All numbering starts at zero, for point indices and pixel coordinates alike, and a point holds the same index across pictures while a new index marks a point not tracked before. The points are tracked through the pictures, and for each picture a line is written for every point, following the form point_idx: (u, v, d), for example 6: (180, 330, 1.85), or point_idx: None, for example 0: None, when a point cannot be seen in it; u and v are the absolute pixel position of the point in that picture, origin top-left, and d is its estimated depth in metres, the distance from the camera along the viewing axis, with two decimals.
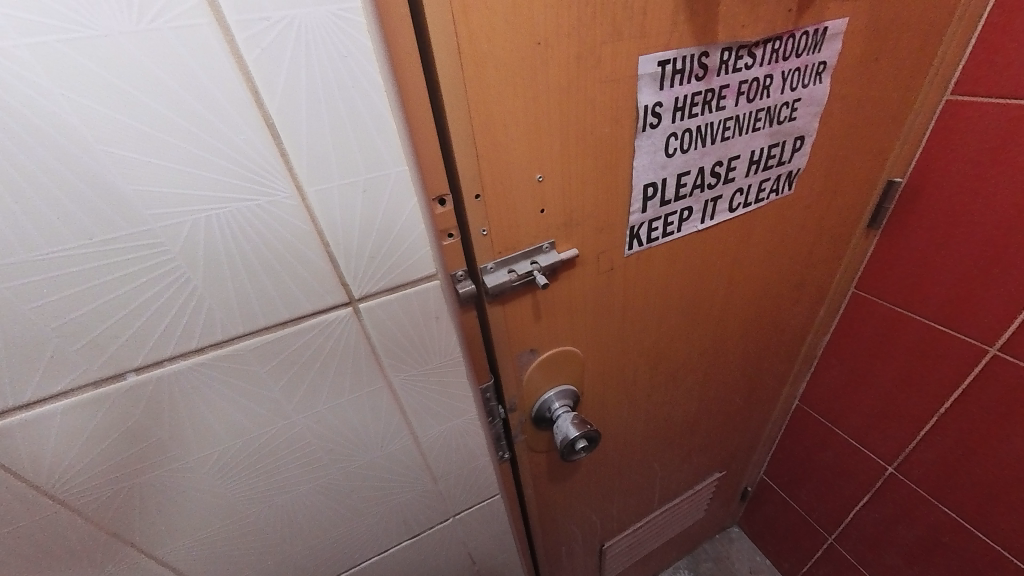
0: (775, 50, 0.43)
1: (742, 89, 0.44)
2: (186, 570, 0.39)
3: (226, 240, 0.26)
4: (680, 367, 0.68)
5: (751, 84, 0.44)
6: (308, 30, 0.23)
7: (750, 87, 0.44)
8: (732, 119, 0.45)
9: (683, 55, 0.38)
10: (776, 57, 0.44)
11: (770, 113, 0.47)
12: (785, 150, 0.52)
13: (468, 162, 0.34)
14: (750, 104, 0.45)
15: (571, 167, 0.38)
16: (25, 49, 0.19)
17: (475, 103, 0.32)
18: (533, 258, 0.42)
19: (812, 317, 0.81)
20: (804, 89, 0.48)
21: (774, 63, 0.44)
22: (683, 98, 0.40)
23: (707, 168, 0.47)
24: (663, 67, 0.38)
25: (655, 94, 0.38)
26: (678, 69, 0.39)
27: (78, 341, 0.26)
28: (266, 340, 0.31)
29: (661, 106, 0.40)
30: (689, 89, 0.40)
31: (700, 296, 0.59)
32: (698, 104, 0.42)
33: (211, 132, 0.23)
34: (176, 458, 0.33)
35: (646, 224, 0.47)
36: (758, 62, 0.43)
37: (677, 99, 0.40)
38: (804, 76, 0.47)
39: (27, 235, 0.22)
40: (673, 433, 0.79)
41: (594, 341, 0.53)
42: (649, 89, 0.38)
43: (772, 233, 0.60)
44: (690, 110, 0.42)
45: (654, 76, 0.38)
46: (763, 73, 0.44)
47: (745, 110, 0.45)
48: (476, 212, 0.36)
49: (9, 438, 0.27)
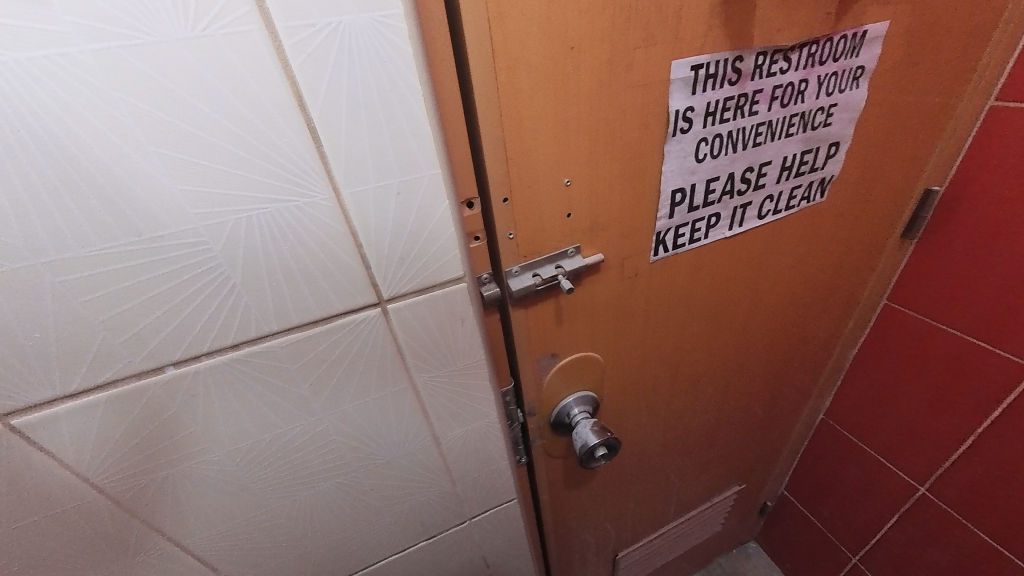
0: (811, 55, 0.42)
1: (776, 94, 0.43)
2: (211, 560, 0.40)
3: (265, 240, 0.27)
4: (701, 377, 0.66)
5: (786, 89, 0.43)
6: (351, 36, 0.23)
7: (785, 91, 0.43)
8: (764, 124, 0.44)
9: (716, 59, 0.37)
10: (812, 61, 0.43)
11: (804, 118, 0.46)
12: (818, 156, 0.51)
13: (497, 166, 0.34)
14: (784, 109, 0.44)
15: (599, 172, 0.38)
16: (89, 55, 0.20)
17: (507, 107, 0.32)
18: (558, 262, 0.41)
19: (840, 328, 0.79)
20: (840, 94, 0.47)
21: (810, 68, 0.43)
22: (715, 103, 0.40)
23: (737, 174, 0.46)
24: (695, 72, 0.37)
25: (687, 98, 0.38)
26: (711, 73, 0.38)
27: (123, 335, 0.27)
28: (297, 339, 0.31)
29: (692, 111, 0.39)
30: (721, 94, 0.40)
31: (724, 304, 0.58)
32: (730, 109, 0.41)
33: (256, 136, 0.24)
34: (208, 451, 0.34)
35: (673, 229, 0.46)
36: (794, 66, 0.42)
37: (708, 104, 0.40)
38: (841, 81, 0.46)
39: (82, 232, 0.23)
40: (691, 443, 0.77)
41: (615, 346, 0.52)
42: (680, 94, 0.38)
43: (801, 240, 0.58)
44: (721, 115, 0.41)
45: (686, 81, 0.37)
46: (798, 77, 0.43)
47: (779, 115, 0.44)
48: (504, 216, 0.36)
49: (58, 424, 0.28)
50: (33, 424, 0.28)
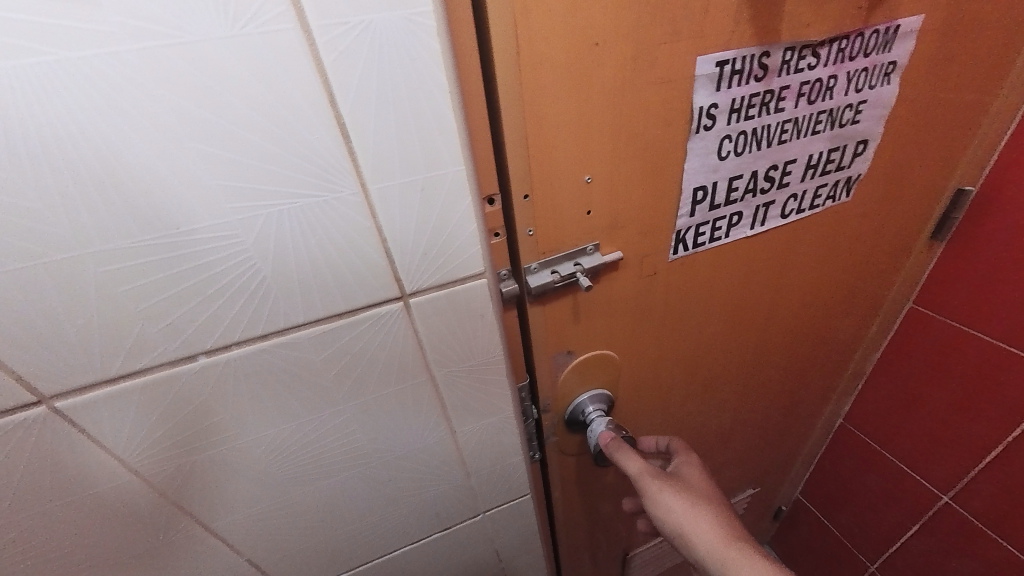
0: (840, 50, 0.41)
1: (803, 90, 0.42)
2: (237, 543, 0.41)
3: (295, 234, 0.28)
4: (717, 378, 0.66)
5: (813, 85, 0.42)
6: (382, 34, 0.24)
7: (812, 88, 0.42)
8: (790, 121, 0.43)
9: (742, 55, 0.37)
10: (841, 56, 0.42)
11: (831, 115, 0.45)
12: (845, 154, 0.49)
13: (519, 163, 0.34)
14: (811, 106, 0.43)
15: (621, 170, 0.38)
16: (135, 53, 0.21)
17: (529, 104, 0.32)
18: (576, 260, 0.41)
19: (862, 331, 0.77)
20: (870, 90, 0.45)
21: (839, 63, 0.42)
22: (740, 100, 0.39)
23: (760, 172, 0.45)
24: (721, 68, 0.37)
25: (711, 95, 0.38)
26: (737, 69, 0.37)
27: (159, 324, 0.28)
28: (322, 331, 0.32)
29: (716, 108, 0.39)
30: (746, 90, 0.39)
31: (744, 304, 0.57)
32: (756, 106, 0.40)
33: (289, 132, 0.25)
34: (235, 438, 0.35)
35: (693, 228, 0.45)
36: (822, 62, 0.41)
37: (733, 101, 0.39)
38: (871, 77, 0.45)
39: (124, 224, 0.24)
40: (705, 445, 0.76)
41: (631, 345, 0.52)
42: (704, 91, 0.37)
43: (824, 241, 0.57)
44: (746, 112, 0.40)
45: (711, 77, 0.37)
46: (827, 73, 0.42)
47: (805, 112, 0.43)
48: (524, 213, 0.37)
49: (98, 408, 0.30)
50: (76, 407, 0.29)
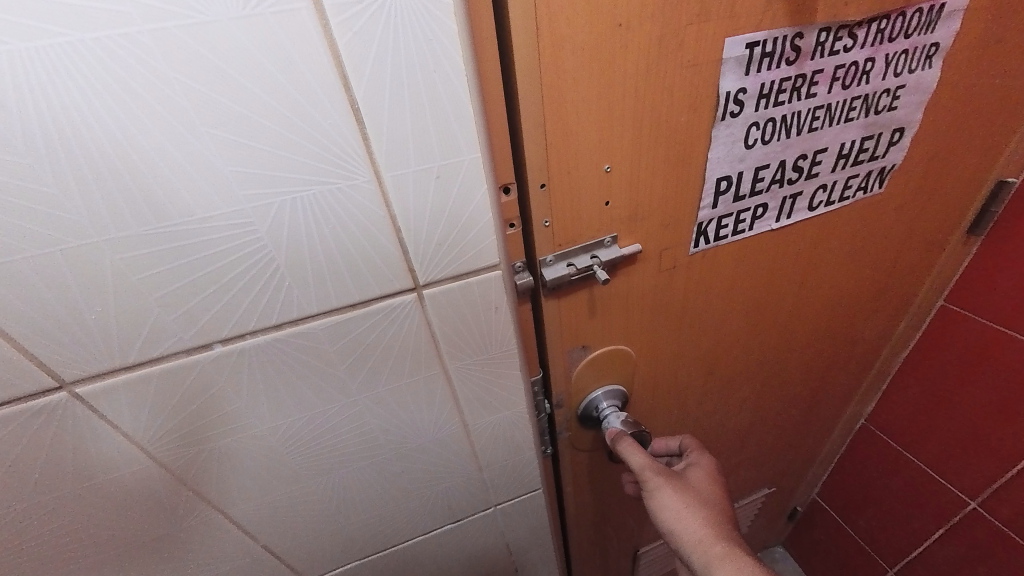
0: (880, 30, 0.39)
1: (837, 75, 0.40)
2: (251, 529, 0.42)
3: (309, 223, 0.27)
4: (735, 377, 0.64)
5: (849, 69, 0.40)
6: (398, 13, 0.23)
7: (847, 72, 0.40)
8: (823, 107, 0.41)
9: (774, 36, 0.35)
10: (880, 38, 0.39)
11: (867, 101, 0.43)
12: (880, 143, 0.47)
13: (537, 151, 0.33)
14: (845, 91, 0.41)
15: (642, 159, 0.37)
16: (147, 35, 0.20)
17: (549, 89, 0.31)
18: (593, 252, 0.40)
19: (889, 330, 0.74)
20: (910, 75, 0.43)
21: (877, 45, 0.40)
22: (769, 85, 0.37)
23: (788, 162, 0.43)
24: (751, 50, 0.35)
25: (739, 79, 0.36)
26: (768, 52, 0.35)
27: (174, 312, 0.28)
28: (336, 321, 0.32)
29: (745, 93, 0.37)
30: (777, 74, 0.37)
31: (766, 300, 0.55)
32: (786, 91, 0.38)
33: (302, 117, 0.24)
34: (250, 426, 0.35)
35: (716, 220, 0.44)
36: (859, 44, 0.39)
37: (762, 86, 0.37)
38: (911, 60, 0.42)
39: (139, 210, 0.24)
40: (722, 443, 0.75)
41: (647, 340, 0.51)
42: (732, 74, 0.35)
43: (853, 236, 0.55)
44: (775, 97, 0.38)
45: (740, 60, 0.35)
46: (864, 56, 0.40)
47: (839, 98, 0.41)
48: (541, 203, 0.36)
49: (116, 394, 0.30)
50: (95, 393, 0.29)
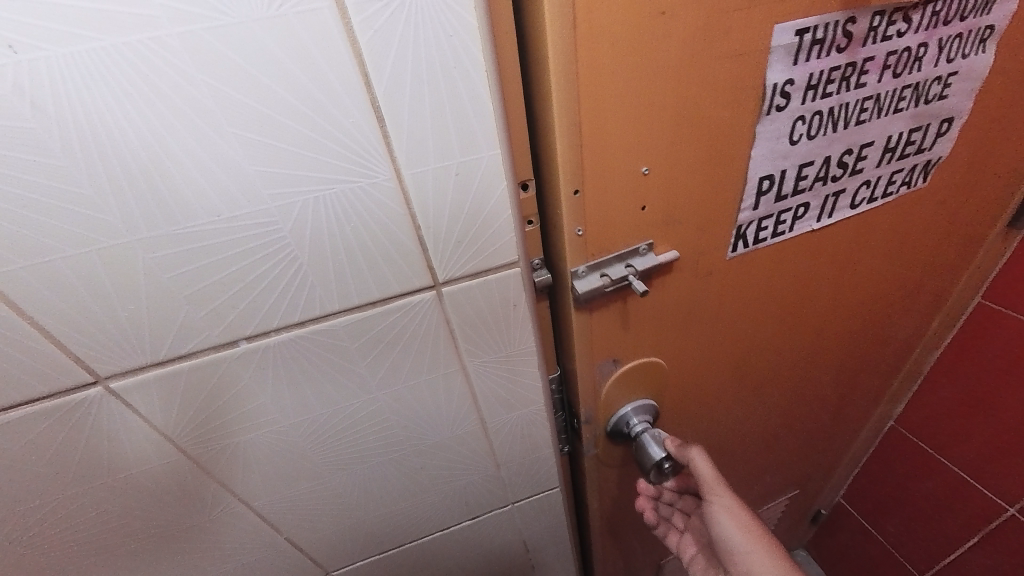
0: (935, 13, 0.37)
1: (888, 62, 0.38)
2: (275, 522, 0.43)
3: (331, 221, 0.27)
4: (764, 383, 0.62)
5: (900, 56, 0.38)
6: (418, 9, 0.22)
7: (898, 59, 0.38)
8: (871, 98, 0.39)
9: (825, 22, 0.34)
10: (935, 21, 0.37)
11: (917, 91, 0.41)
12: (927, 135, 0.45)
13: (571, 152, 0.32)
14: (896, 80, 0.39)
15: (677, 158, 0.36)
16: (175, 37, 0.21)
17: (586, 87, 0.29)
18: (627, 261, 0.39)
19: (923, 330, 0.71)
20: (962, 60, 0.41)
21: (931, 29, 0.38)
22: (818, 75, 0.36)
23: (833, 158, 0.42)
24: (800, 38, 0.33)
25: (787, 69, 0.35)
26: (818, 39, 0.34)
27: (203, 309, 0.29)
28: (357, 318, 0.32)
29: (792, 84, 0.36)
30: (826, 63, 0.36)
31: (799, 302, 0.53)
32: (835, 81, 0.37)
33: (324, 116, 0.24)
34: (274, 421, 0.36)
35: (756, 222, 0.43)
36: (914, 28, 0.37)
37: (811, 76, 0.36)
38: (965, 44, 0.40)
39: (168, 211, 0.25)
40: (749, 448, 0.73)
41: (678, 347, 0.49)
42: (780, 65, 0.34)
43: (889, 237, 0.53)
44: (823, 88, 0.37)
45: (788, 48, 0.34)
46: (917, 41, 0.38)
47: (889, 87, 0.39)
48: (574, 208, 0.34)
49: (148, 389, 0.31)
50: (128, 388, 0.30)
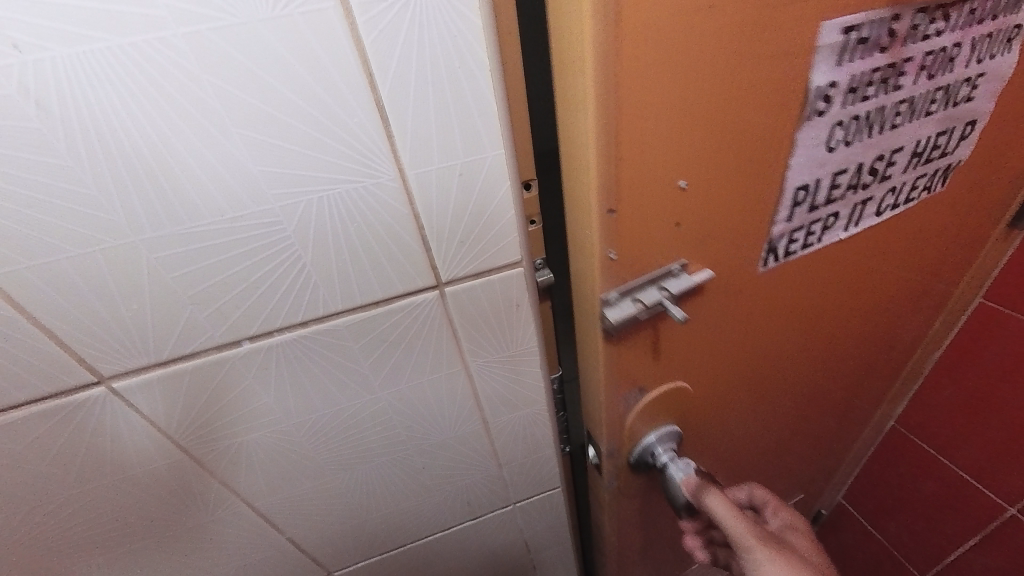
0: (971, 11, 0.36)
1: (925, 63, 0.37)
2: (277, 522, 0.43)
3: (334, 221, 0.28)
4: (778, 391, 0.61)
5: (937, 56, 0.37)
6: (422, 9, 0.23)
7: (934, 59, 0.37)
8: (906, 101, 0.38)
9: (870, 19, 0.32)
10: (970, 20, 0.36)
11: (948, 93, 0.40)
12: (952, 138, 0.45)
13: (607, 169, 0.29)
14: (930, 81, 0.38)
15: (716, 174, 0.33)
16: (181, 37, 0.21)
17: (626, 97, 0.27)
18: (661, 283, 0.37)
19: (926, 330, 0.71)
20: (990, 60, 0.40)
21: (966, 29, 0.37)
22: (859, 76, 0.34)
23: (866, 166, 0.41)
24: (846, 35, 0.31)
25: (831, 71, 0.32)
26: (863, 37, 0.32)
27: (207, 309, 0.29)
28: (360, 318, 0.32)
29: (834, 87, 0.33)
30: (869, 63, 0.34)
31: (815, 309, 0.52)
32: (874, 83, 0.35)
33: (330, 116, 0.24)
34: (277, 421, 0.36)
35: (788, 235, 0.41)
36: (951, 27, 0.36)
37: (852, 78, 0.34)
38: (994, 44, 0.39)
39: (172, 211, 0.25)
40: (762, 455, 0.72)
41: (702, 364, 0.47)
42: (825, 65, 0.32)
43: (901, 240, 0.52)
44: (863, 91, 0.35)
45: (834, 47, 0.31)
46: (953, 41, 0.37)
47: (923, 89, 0.38)
48: (607, 228, 0.32)
49: (152, 389, 0.31)
50: (132, 389, 0.30)
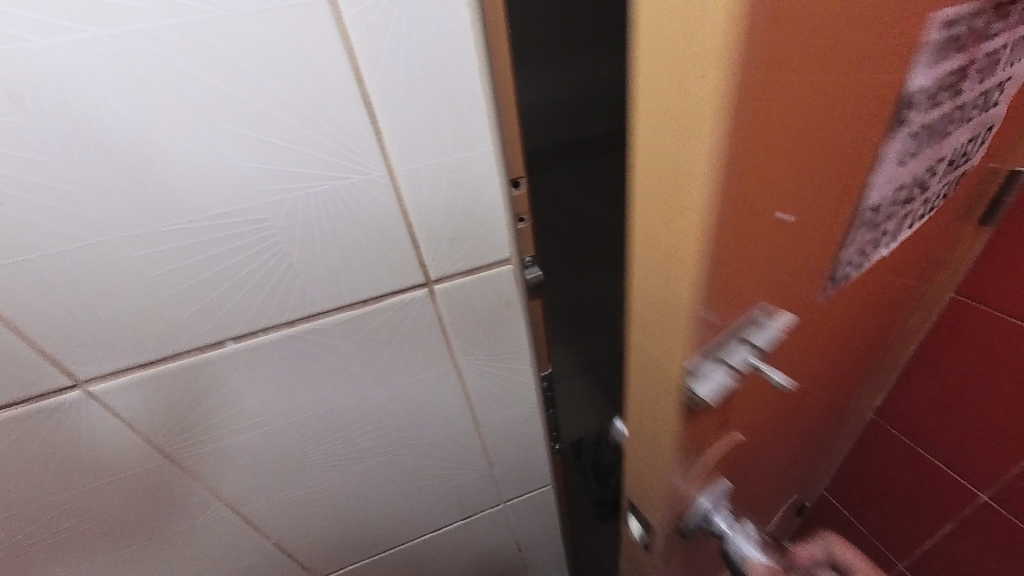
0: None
1: (983, 63, 0.31)
2: (263, 526, 0.42)
3: (322, 218, 0.27)
4: (801, 427, 0.54)
5: (989, 58, 0.31)
6: (412, 5, 0.23)
7: (988, 61, 0.31)
8: (960, 107, 0.32)
9: (963, 10, 0.24)
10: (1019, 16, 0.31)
11: (984, 99, 0.35)
12: (974, 144, 0.41)
13: (723, 204, 0.17)
14: (980, 86, 0.33)
15: (822, 203, 0.23)
16: (164, 30, 0.20)
17: (760, 81, 0.15)
18: (744, 335, 0.25)
19: (912, 332, 0.70)
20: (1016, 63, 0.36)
21: (1012, 27, 0.32)
22: (938, 81, 0.26)
23: (918, 180, 0.34)
24: (945, 30, 0.24)
25: (928, 71, 0.25)
26: (953, 34, 0.25)
27: (190, 309, 0.28)
28: (348, 316, 0.32)
29: (918, 95, 0.26)
30: (949, 65, 0.27)
31: (846, 339, 0.45)
32: (947, 88, 0.28)
33: (318, 113, 0.24)
34: (263, 423, 0.35)
35: (849, 272, 0.32)
36: (1005, 26, 0.31)
37: (931, 85, 0.26)
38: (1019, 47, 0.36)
39: (154, 207, 0.24)
40: (779, 490, 0.65)
41: (750, 429, 0.37)
42: (925, 65, 0.24)
43: (918, 252, 0.47)
44: (938, 97, 0.28)
45: (935, 47, 0.24)
46: (1004, 41, 0.31)
47: (974, 94, 0.33)
48: (708, 292, 0.20)
49: (132, 392, 0.30)
50: (111, 391, 0.29)
